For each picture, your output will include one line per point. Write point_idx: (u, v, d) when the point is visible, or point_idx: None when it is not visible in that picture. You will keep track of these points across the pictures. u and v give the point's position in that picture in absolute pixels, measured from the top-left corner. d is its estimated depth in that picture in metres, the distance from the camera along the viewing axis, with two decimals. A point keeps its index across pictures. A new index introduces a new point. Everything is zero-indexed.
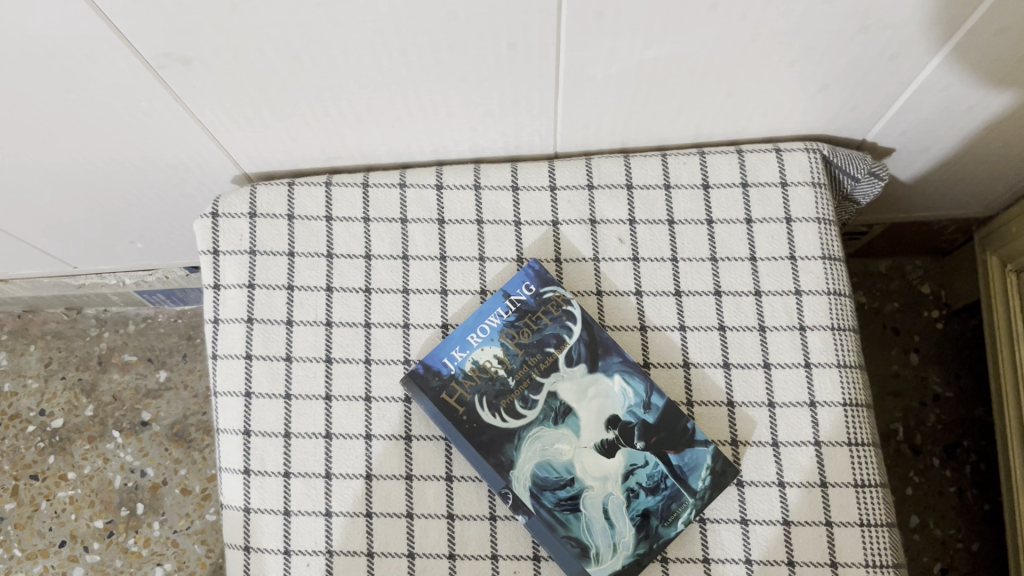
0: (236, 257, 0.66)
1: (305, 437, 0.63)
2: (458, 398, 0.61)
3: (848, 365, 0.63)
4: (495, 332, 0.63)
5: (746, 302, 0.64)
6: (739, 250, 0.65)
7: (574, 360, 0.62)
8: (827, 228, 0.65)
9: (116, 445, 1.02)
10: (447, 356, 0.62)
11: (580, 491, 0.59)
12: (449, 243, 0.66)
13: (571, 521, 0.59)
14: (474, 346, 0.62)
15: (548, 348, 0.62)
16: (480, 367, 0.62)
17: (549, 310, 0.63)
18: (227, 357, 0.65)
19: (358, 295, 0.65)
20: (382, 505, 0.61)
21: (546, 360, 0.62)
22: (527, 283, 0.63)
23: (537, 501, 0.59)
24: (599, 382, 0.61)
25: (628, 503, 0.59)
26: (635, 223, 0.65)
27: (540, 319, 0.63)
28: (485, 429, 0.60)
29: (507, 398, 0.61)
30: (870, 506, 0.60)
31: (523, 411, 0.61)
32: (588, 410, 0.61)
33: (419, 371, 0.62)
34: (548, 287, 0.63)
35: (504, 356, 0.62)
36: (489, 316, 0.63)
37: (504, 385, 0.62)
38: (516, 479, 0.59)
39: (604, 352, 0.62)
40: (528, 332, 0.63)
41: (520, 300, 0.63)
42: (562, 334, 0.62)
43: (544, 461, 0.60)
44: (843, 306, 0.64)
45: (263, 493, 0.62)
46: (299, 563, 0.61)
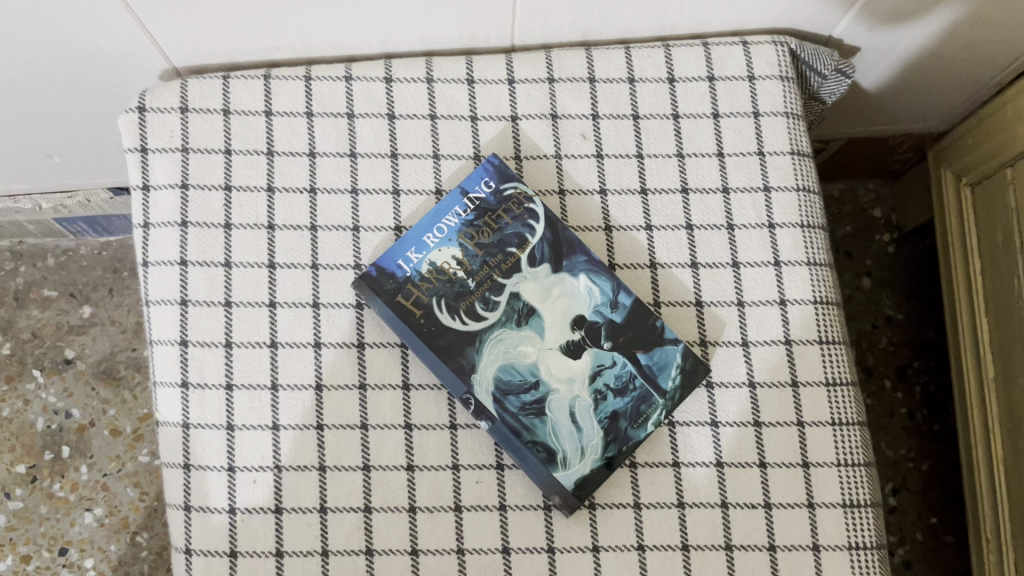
0: (167, 155, 0.60)
1: (249, 346, 0.58)
2: (415, 301, 0.57)
3: (818, 263, 0.61)
4: (453, 232, 0.59)
5: (713, 200, 0.61)
6: (706, 145, 0.62)
7: (537, 260, 0.58)
8: (795, 123, 0.63)
9: (38, 385, 0.95)
10: (401, 258, 0.58)
11: (545, 394, 0.56)
12: (400, 140, 0.61)
13: (537, 425, 0.56)
14: (431, 247, 0.58)
15: (509, 248, 0.59)
16: (437, 269, 0.58)
17: (509, 209, 0.59)
18: (160, 263, 0.59)
19: (302, 196, 0.60)
20: (334, 416, 0.57)
21: (508, 261, 0.58)
22: (486, 179, 0.60)
23: (501, 405, 0.56)
24: (563, 282, 0.58)
25: (596, 405, 0.56)
26: (599, 117, 0.62)
27: (501, 219, 0.59)
28: (444, 333, 0.57)
29: (467, 301, 0.57)
30: (840, 405, 0.59)
31: (483, 313, 0.57)
32: (553, 310, 0.58)
33: (372, 273, 0.57)
34: (508, 183, 0.60)
35: (462, 257, 0.58)
36: (446, 216, 0.59)
37: (464, 287, 0.58)
38: (478, 384, 0.56)
39: (569, 252, 0.59)
40: (488, 232, 0.59)
41: (479, 199, 0.59)
42: (523, 234, 0.59)
43: (507, 365, 0.56)
44: (812, 203, 0.62)
45: (203, 408, 0.57)
46: (243, 480, 0.57)
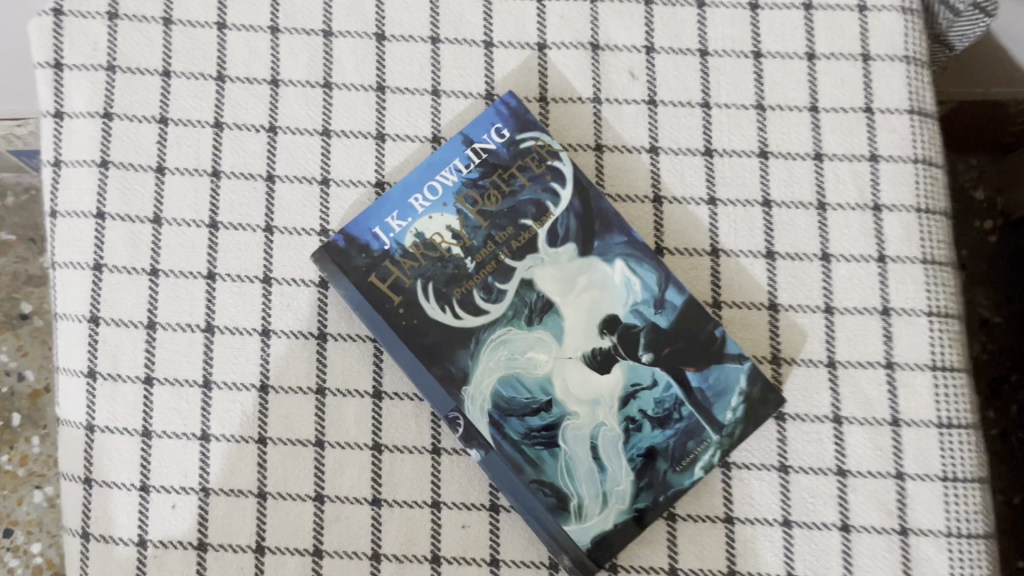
0: (87, 74, 0.46)
1: (177, 330, 0.45)
2: (393, 284, 0.43)
3: (937, 262, 0.45)
4: (449, 194, 0.44)
5: (801, 169, 0.46)
6: (796, 95, 0.46)
7: (560, 239, 0.44)
8: (918, 71, 0.47)
9: None
10: (378, 226, 0.44)
11: (559, 419, 0.42)
12: (390, 69, 0.47)
13: (545, 460, 0.42)
14: (419, 212, 0.44)
15: (523, 220, 0.44)
16: (425, 243, 0.44)
17: (526, 167, 0.45)
18: (72, 215, 0.45)
19: (258, 136, 0.46)
20: (282, 427, 0.44)
21: (519, 237, 0.44)
22: (497, 126, 0.45)
23: (498, 431, 0.42)
24: (592, 269, 0.43)
25: (626, 438, 0.42)
26: (654, 51, 0.47)
27: (514, 180, 0.44)
28: (429, 329, 0.43)
29: (462, 288, 0.43)
30: (955, 455, 0.44)
31: (482, 305, 0.43)
32: (576, 307, 0.43)
33: (338, 243, 0.43)
34: (527, 133, 0.45)
35: (460, 229, 0.44)
36: (442, 172, 0.44)
37: (459, 269, 0.43)
38: (470, 400, 0.42)
39: (602, 228, 0.44)
40: (495, 196, 0.44)
41: (487, 151, 0.45)
42: (543, 201, 0.44)
43: (510, 376, 0.42)
44: (933, 181, 0.46)
45: (113, 406, 0.44)
46: (159, 504, 0.43)
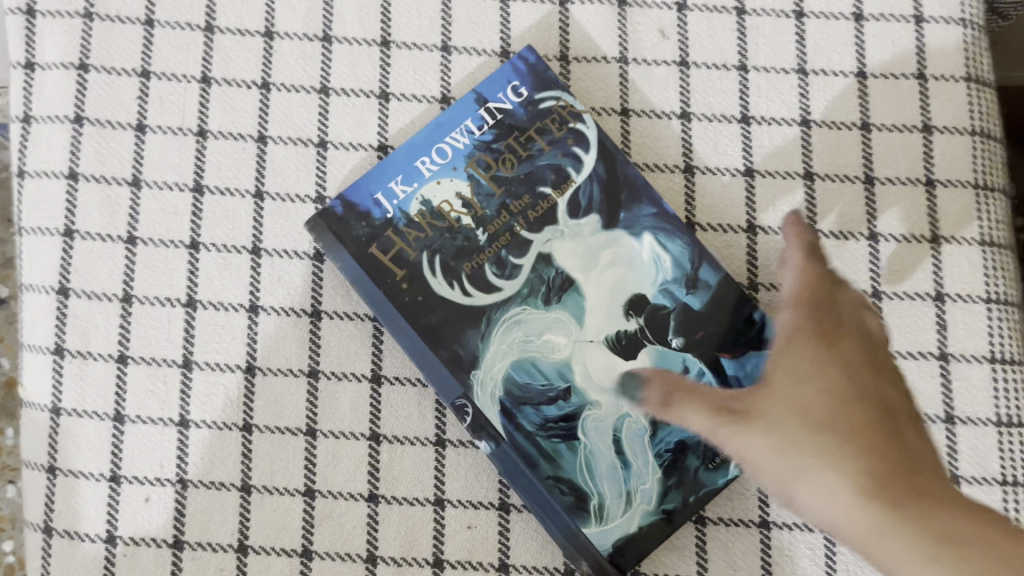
0: (62, 21, 0.42)
1: (155, 304, 0.40)
2: (395, 256, 0.39)
3: (995, 244, 0.41)
4: (460, 158, 0.40)
5: (847, 139, 0.42)
6: (842, 59, 0.42)
7: (582, 209, 0.39)
8: (974, 36, 0.43)
9: None
10: (381, 191, 0.39)
11: (578, 409, 0.37)
12: (396, 22, 0.42)
13: (562, 454, 0.37)
14: (425, 177, 0.40)
15: (541, 187, 0.40)
16: (432, 212, 0.39)
17: (545, 129, 0.40)
18: (42, 175, 0.41)
19: (250, 93, 0.42)
20: (269, 414, 0.40)
21: (537, 206, 0.39)
22: (514, 83, 0.41)
23: (510, 420, 0.38)
24: (618, 244, 0.39)
25: (654, 431, 0.37)
26: (686, 8, 0.43)
27: (532, 143, 0.40)
28: (436, 307, 0.38)
29: (472, 262, 0.39)
30: (1018, 457, 0.39)
31: (494, 281, 0.39)
32: (599, 285, 0.39)
33: (336, 209, 0.39)
34: (546, 92, 0.40)
35: (471, 196, 0.40)
36: (452, 133, 0.40)
37: (469, 241, 0.39)
38: (479, 386, 0.38)
39: (628, 199, 0.39)
40: (511, 161, 0.40)
41: (502, 110, 0.40)
42: (563, 166, 0.40)
43: (524, 360, 0.38)
44: (992, 155, 0.42)
45: (82, 387, 0.40)
46: (131, 496, 0.39)
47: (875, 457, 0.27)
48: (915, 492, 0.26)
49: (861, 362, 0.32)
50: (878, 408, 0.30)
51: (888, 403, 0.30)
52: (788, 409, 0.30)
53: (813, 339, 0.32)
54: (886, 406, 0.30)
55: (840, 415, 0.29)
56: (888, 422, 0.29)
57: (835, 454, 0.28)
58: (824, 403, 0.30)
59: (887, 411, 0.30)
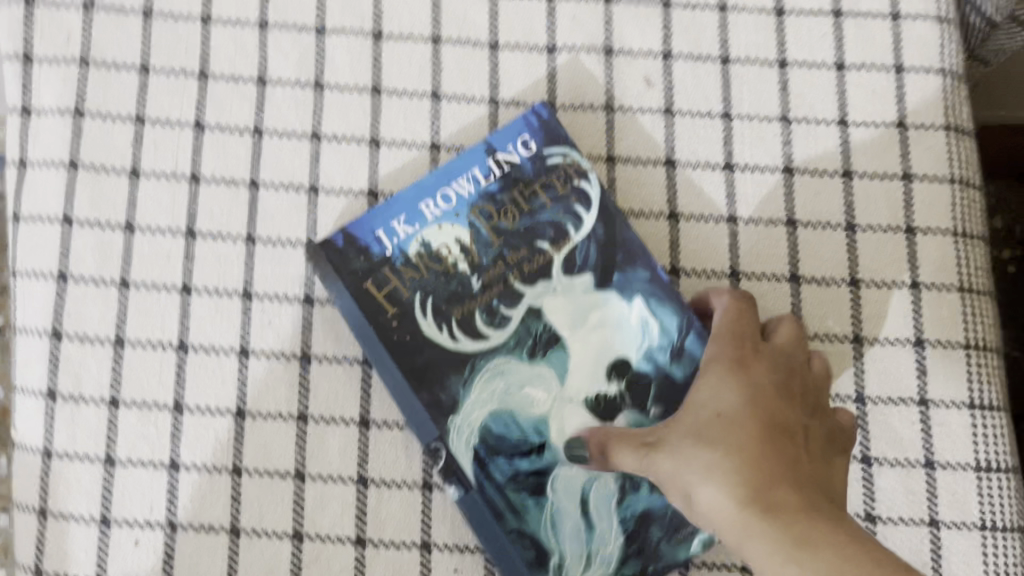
0: (59, 69, 0.43)
1: (147, 347, 0.41)
2: (389, 293, 0.39)
3: (973, 290, 0.42)
4: (463, 205, 0.41)
5: (829, 187, 0.42)
6: (824, 108, 0.43)
7: (577, 268, 0.40)
8: (955, 85, 0.44)
9: None
10: (382, 229, 0.40)
11: (550, 464, 0.38)
12: (387, 70, 0.43)
13: (530, 509, 0.38)
14: (428, 220, 0.40)
15: (540, 242, 0.40)
16: (430, 254, 0.40)
17: (550, 185, 0.41)
18: (37, 220, 0.42)
19: (242, 139, 0.43)
20: (258, 457, 0.40)
21: (533, 261, 0.40)
22: (524, 136, 0.41)
23: (482, 469, 0.38)
24: (608, 305, 0.40)
25: (623, 496, 0.38)
26: (671, 57, 0.43)
27: (535, 197, 0.41)
28: (423, 349, 0.39)
29: (464, 308, 0.39)
30: (997, 501, 0.40)
31: (483, 329, 0.39)
32: (584, 344, 0.39)
33: (337, 242, 0.40)
34: (554, 148, 0.41)
35: (470, 243, 0.40)
36: (458, 180, 0.41)
37: (463, 287, 0.40)
38: (456, 432, 0.38)
39: (624, 261, 0.40)
40: (513, 213, 0.41)
41: (510, 163, 0.41)
42: (564, 224, 0.40)
43: (503, 411, 0.38)
44: (971, 203, 0.43)
45: (73, 430, 0.40)
46: (121, 540, 0.39)
47: (747, 467, 0.31)
48: (774, 504, 0.30)
49: (771, 385, 0.34)
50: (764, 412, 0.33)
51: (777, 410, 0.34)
52: (686, 423, 0.34)
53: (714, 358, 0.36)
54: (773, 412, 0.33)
55: (725, 425, 0.33)
56: (772, 427, 0.33)
57: (717, 465, 0.32)
58: (716, 414, 0.33)
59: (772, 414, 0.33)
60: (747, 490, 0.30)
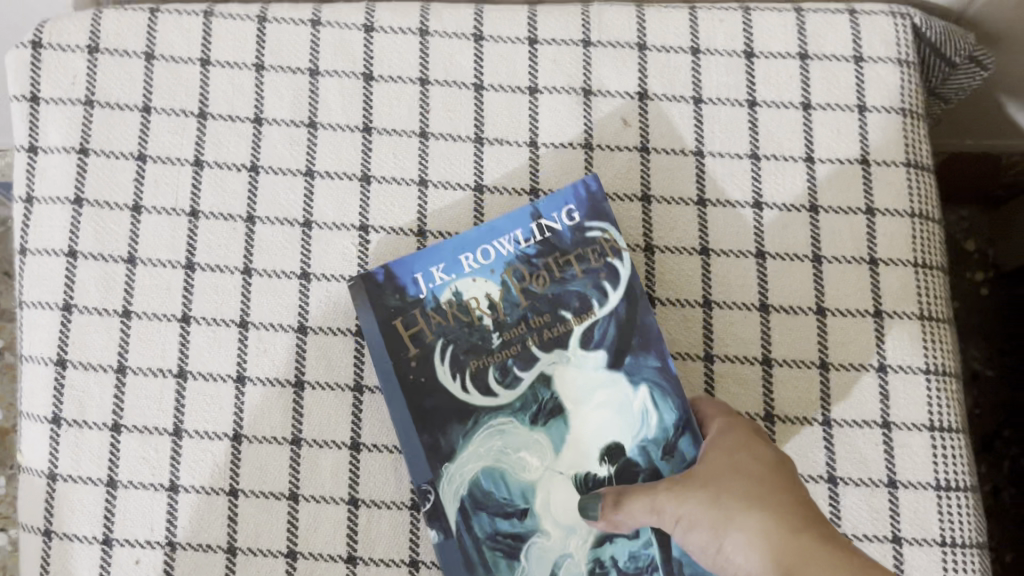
0: (64, 108, 0.45)
1: (148, 375, 0.43)
2: (415, 334, 0.41)
3: (934, 318, 0.44)
4: (501, 262, 0.42)
5: (796, 221, 0.45)
6: (791, 145, 0.46)
7: (592, 345, 0.41)
8: (914, 123, 0.46)
9: None
10: (420, 272, 0.42)
11: (528, 530, 0.41)
12: (377, 109, 0.46)
13: (500, 568, 0.40)
14: (465, 271, 0.42)
15: (563, 311, 0.42)
16: (461, 304, 0.41)
17: (584, 257, 0.42)
18: (43, 252, 0.44)
19: (239, 175, 0.45)
20: (254, 479, 0.42)
21: (553, 328, 0.42)
22: (569, 206, 0.42)
23: (463, 519, 0.41)
24: (616, 386, 0.41)
25: None
26: (647, 97, 0.46)
27: (569, 267, 0.42)
28: (434, 391, 0.41)
29: (480, 362, 0.41)
30: (954, 520, 0.42)
31: (494, 386, 0.41)
32: (586, 420, 0.41)
33: (377, 276, 0.41)
34: (596, 221, 0.42)
35: (498, 300, 0.42)
36: (501, 239, 0.42)
37: (483, 340, 0.41)
38: (447, 479, 0.41)
39: (639, 345, 0.41)
40: (544, 279, 0.42)
41: (552, 229, 0.42)
42: (589, 297, 0.42)
43: (495, 470, 0.41)
44: (930, 235, 0.45)
45: (77, 454, 0.42)
46: (123, 559, 0.41)
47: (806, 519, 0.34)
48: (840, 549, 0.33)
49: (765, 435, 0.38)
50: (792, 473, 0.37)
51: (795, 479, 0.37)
52: (729, 468, 0.36)
53: (738, 421, 0.39)
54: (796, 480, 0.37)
55: (777, 481, 0.36)
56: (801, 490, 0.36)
57: (780, 515, 0.34)
58: (756, 465, 0.36)
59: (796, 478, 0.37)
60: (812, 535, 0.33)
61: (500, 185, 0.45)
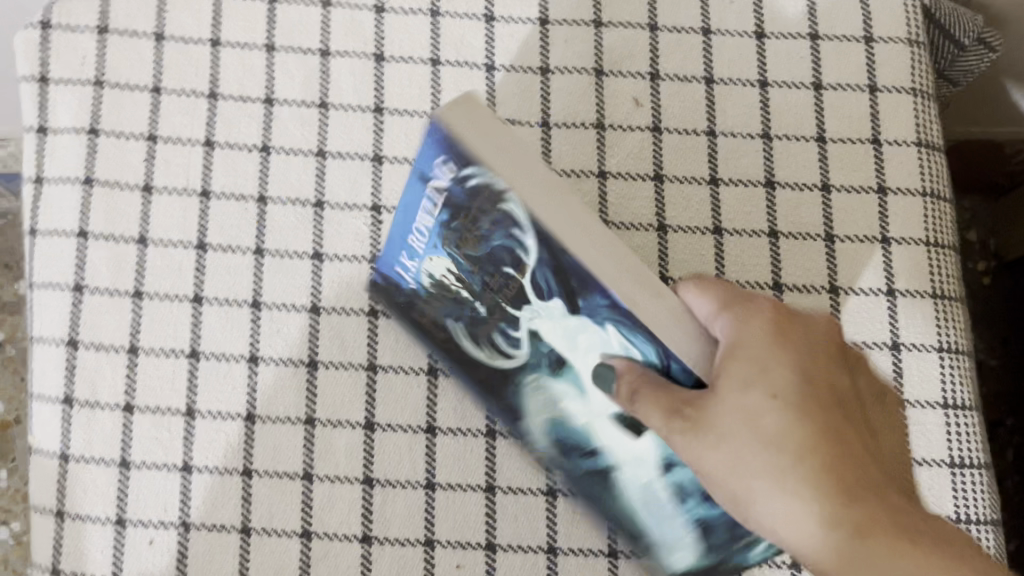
0: (74, 89, 0.45)
1: (161, 355, 0.43)
2: (432, 320, 0.41)
3: (946, 296, 0.44)
4: (433, 235, 0.38)
5: (808, 200, 0.45)
6: (803, 125, 0.46)
7: (548, 293, 0.36)
8: (924, 104, 0.46)
9: None
10: (397, 264, 0.41)
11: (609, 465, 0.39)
12: (389, 90, 0.45)
13: (612, 501, 0.40)
14: (420, 254, 0.39)
15: (506, 269, 0.36)
16: (437, 286, 0.40)
17: (482, 211, 0.35)
18: (53, 233, 0.44)
19: (251, 156, 0.45)
20: (268, 459, 0.42)
21: (509, 285, 0.37)
22: (439, 159, 0.34)
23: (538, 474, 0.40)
24: (590, 330, 0.35)
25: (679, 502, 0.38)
26: (658, 78, 0.46)
27: (479, 225, 0.36)
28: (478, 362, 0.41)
29: (483, 331, 0.40)
30: (969, 497, 0.42)
31: (508, 349, 0.39)
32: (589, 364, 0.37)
33: (380, 281, 0.42)
34: (467, 169, 0.34)
35: (458, 274, 0.38)
36: (416, 215, 0.37)
37: (474, 313, 0.39)
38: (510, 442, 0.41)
39: (580, 286, 0.34)
40: (472, 240, 0.36)
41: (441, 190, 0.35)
42: (515, 249, 0.35)
43: (557, 417, 0.40)
44: (941, 215, 0.46)
45: (90, 434, 0.42)
46: (137, 539, 0.41)
47: (854, 482, 0.32)
48: (891, 526, 0.32)
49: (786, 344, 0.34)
50: (838, 404, 0.34)
51: (844, 398, 0.35)
52: (762, 417, 0.33)
53: (780, 341, 0.34)
54: (844, 402, 0.35)
55: (822, 429, 0.33)
56: (847, 422, 0.34)
57: (825, 483, 0.32)
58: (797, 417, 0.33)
59: (842, 405, 0.34)
60: (862, 508, 0.32)
61: None
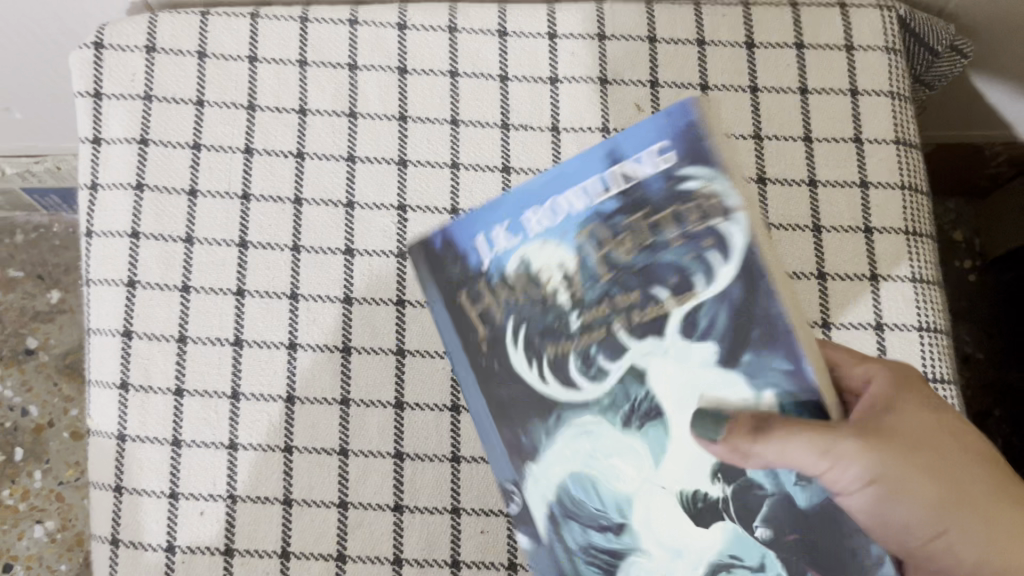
0: (125, 103, 0.49)
1: (207, 343, 0.47)
2: (482, 311, 0.35)
3: (924, 280, 0.48)
4: (569, 222, 0.33)
5: (797, 195, 0.49)
6: (791, 126, 0.50)
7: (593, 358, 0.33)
8: (901, 105, 0.51)
9: (28, 355, 0.83)
10: (482, 235, 0.35)
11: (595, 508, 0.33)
12: (412, 100, 0.50)
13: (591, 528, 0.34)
14: (533, 233, 0.34)
15: (658, 288, 0.32)
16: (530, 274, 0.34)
17: (675, 218, 0.32)
18: (107, 235, 0.48)
19: (286, 161, 0.49)
20: (307, 436, 0.46)
21: (644, 309, 0.32)
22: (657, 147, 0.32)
23: (555, 528, 0.35)
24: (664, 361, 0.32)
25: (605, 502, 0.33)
26: (657, 85, 0.50)
27: (658, 231, 0.32)
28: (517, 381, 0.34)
29: (558, 347, 0.33)
30: None
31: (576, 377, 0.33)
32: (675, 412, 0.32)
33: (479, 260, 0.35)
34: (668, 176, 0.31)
35: (574, 272, 0.33)
36: (571, 190, 0.33)
37: (560, 319, 0.33)
38: (532, 480, 0.34)
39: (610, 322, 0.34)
40: (628, 246, 0.32)
41: (636, 176, 0.32)
42: (690, 272, 0.31)
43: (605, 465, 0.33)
44: (919, 207, 0.50)
45: (144, 416, 0.46)
46: (188, 511, 0.45)
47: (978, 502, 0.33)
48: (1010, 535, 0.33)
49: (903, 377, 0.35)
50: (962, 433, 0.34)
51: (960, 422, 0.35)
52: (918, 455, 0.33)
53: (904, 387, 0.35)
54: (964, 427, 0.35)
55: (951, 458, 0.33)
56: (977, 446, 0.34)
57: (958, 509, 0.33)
58: (935, 434, 0.34)
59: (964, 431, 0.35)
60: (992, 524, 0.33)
61: (526, 167, 0.49)
